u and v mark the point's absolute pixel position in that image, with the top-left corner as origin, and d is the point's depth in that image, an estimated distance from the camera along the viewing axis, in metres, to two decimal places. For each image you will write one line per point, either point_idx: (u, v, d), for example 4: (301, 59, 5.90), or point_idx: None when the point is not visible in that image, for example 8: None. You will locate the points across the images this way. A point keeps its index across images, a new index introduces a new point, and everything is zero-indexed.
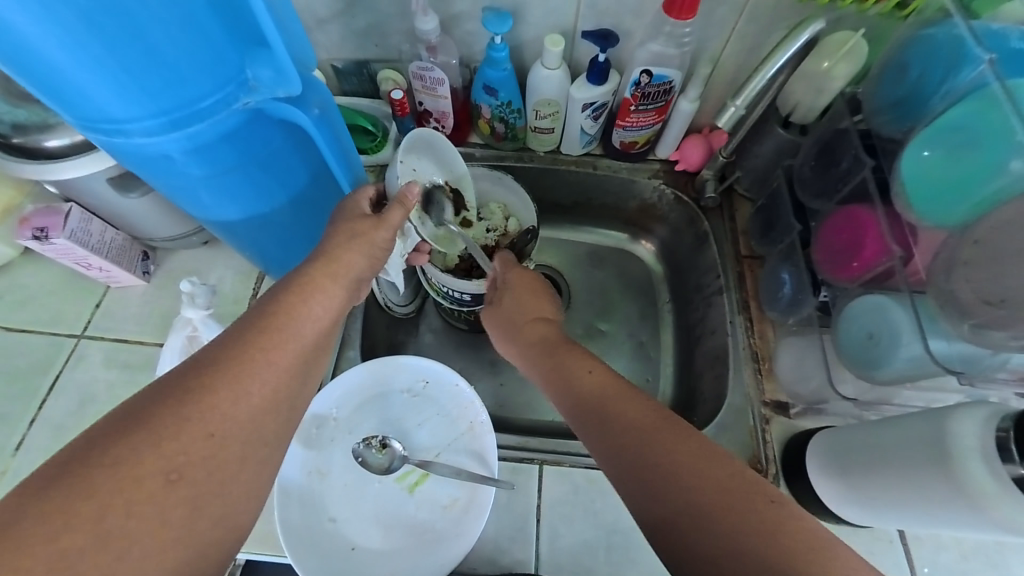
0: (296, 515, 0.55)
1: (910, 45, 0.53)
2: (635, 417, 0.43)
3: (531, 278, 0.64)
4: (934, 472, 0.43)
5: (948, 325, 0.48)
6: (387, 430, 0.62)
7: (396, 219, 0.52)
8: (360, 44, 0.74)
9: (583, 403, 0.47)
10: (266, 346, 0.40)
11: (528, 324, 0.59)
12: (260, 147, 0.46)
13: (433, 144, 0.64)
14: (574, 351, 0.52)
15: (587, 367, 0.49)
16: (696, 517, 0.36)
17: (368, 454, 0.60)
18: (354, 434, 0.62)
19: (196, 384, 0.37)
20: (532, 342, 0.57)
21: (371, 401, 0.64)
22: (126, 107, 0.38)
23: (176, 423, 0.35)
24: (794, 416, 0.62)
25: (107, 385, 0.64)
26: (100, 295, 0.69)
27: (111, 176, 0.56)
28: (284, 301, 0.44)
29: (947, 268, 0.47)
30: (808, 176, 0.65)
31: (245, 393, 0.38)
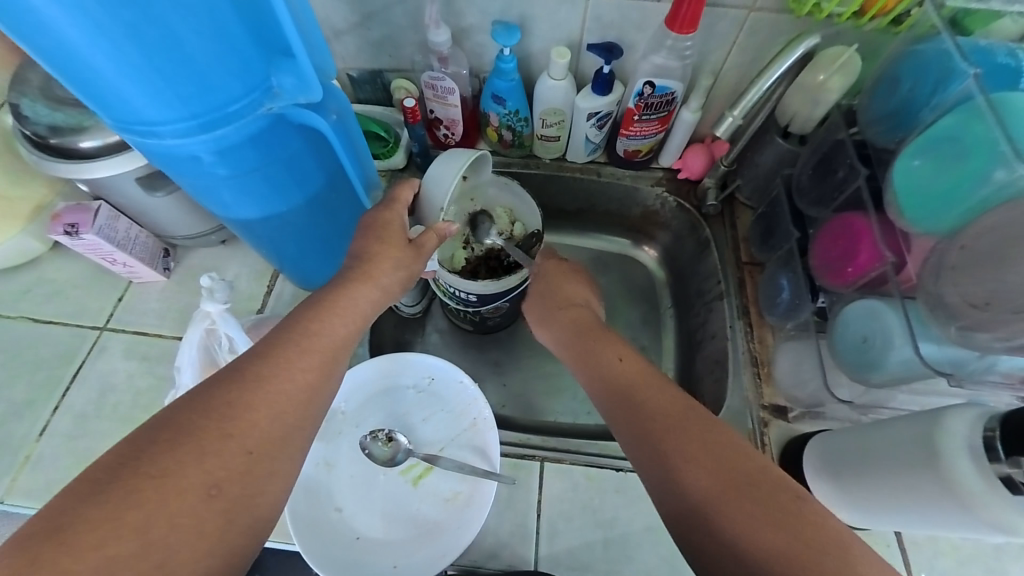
0: (304, 503, 0.57)
1: (902, 60, 0.55)
2: (653, 399, 0.46)
3: (567, 266, 0.68)
4: (925, 473, 0.44)
5: (937, 329, 0.50)
6: (394, 424, 0.64)
7: (430, 246, 0.55)
8: (374, 54, 0.78)
9: (613, 381, 0.49)
10: (301, 366, 0.42)
11: (564, 309, 0.63)
12: (281, 149, 0.49)
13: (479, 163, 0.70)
14: (607, 341, 0.55)
15: (618, 355, 0.52)
16: (696, 494, 0.39)
17: (376, 447, 0.62)
18: (361, 425, 0.64)
19: (230, 387, 0.39)
20: (566, 330, 0.61)
21: (379, 394, 0.66)
22: (160, 110, 0.41)
23: (211, 424, 0.37)
24: (793, 420, 0.63)
25: (128, 376, 0.67)
26: (123, 290, 0.72)
27: (139, 176, 0.60)
28: (313, 314, 0.46)
29: (936, 271, 0.49)
30: (806, 184, 0.66)
31: (271, 394, 0.40)
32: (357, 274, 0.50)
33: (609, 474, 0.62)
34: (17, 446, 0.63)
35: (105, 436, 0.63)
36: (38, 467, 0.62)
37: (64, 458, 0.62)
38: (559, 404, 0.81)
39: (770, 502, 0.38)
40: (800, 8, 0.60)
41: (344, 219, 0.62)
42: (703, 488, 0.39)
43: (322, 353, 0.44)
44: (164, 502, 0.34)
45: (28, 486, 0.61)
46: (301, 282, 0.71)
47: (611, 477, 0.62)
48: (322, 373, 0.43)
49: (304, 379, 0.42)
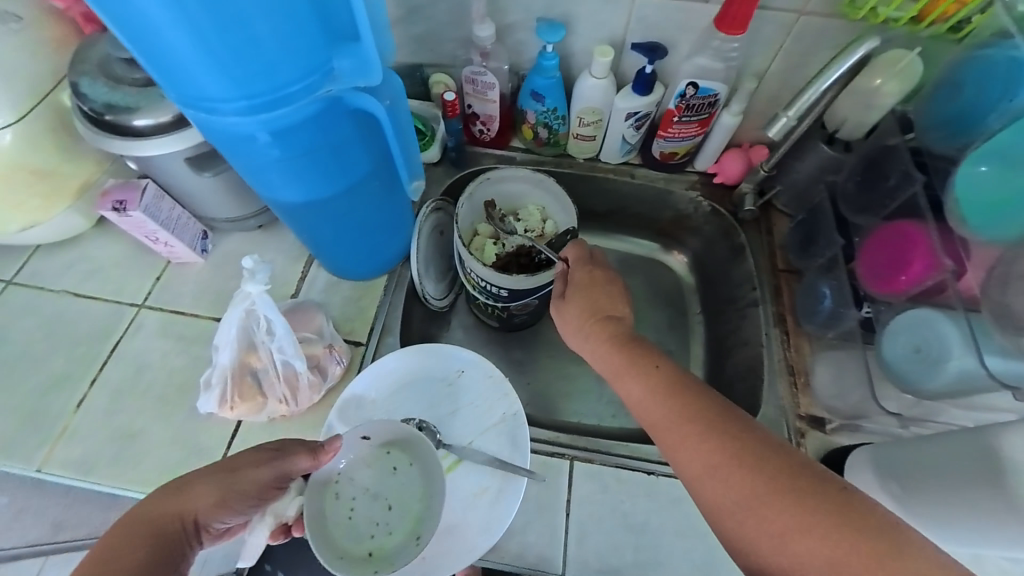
0: (315, 501, 0.54)
1: (965, 65, 0.55)
2: (702, 431, 0.40)
3: (600, 273, 0.56)
4: (978, 488, 0.43)
5: (1003, 339, 0.48)
6: (389, 499, 0.55)
7: (299, 464, 0.49)
8: (416, 49, 0.78)
9: (652, 412, 0.44)
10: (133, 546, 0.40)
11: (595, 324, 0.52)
12: (334, 132, 0.49)
13: (396, 431, 0.57)
14: (641, 349, 0.48)
15: (653, 360, 0.46)
16: (760, 529, 0.37)
17: (372, 512, 0.55)
18: (357, 486, 0.56)
19: (119, 531, 0.41)
20: (606, 342, 0.51)
21: (383, 458, 0.57)
22: (225, 89, 0.41)
23: (88, 565, 0.38)
24: (831, 432, 0.62)
25: (163, 354, 0.68)
26: (161, 270, 0.73)
27: (188, 156, 0.61)
28: (172, 491, 0.45)
29: (1004, 281, 0.48)
30: (852, 191, 0.65)
31: (160, 523, 0.42)
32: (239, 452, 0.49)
33: (640, 477, 0.61)
34: (55, 416, 0.64)
35: (141, 411, 0.64)
36: (75, 438, 0.63)
37: (101, 431, 0.63)
38: (582, 406, 0.81)
39: (838, 527, 0.34)
40: (854, 13, 0.59)
41: (382, 205, 0.63)
42: (767, 523, 0.36)
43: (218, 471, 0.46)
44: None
45: (65, 457, 0.62)
46: (333, 268, 0.71)
47: (641, 480, 0.61)
48: (216, 498, 0.45)
49: (205, 498, 0.45)
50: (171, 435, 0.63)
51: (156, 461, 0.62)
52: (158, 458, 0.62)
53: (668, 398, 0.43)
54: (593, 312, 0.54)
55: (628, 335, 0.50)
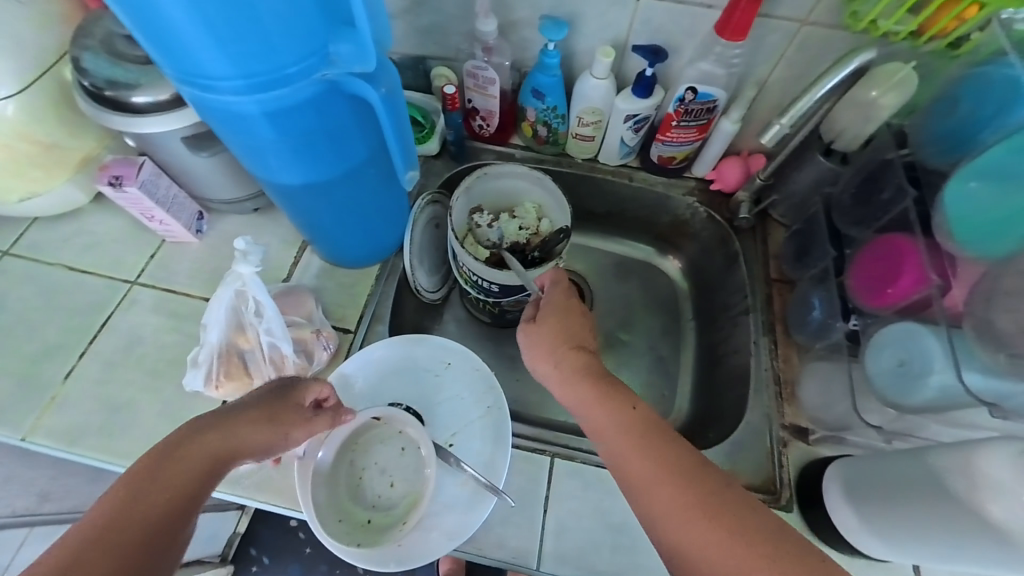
0: (331, 471, 0.57)
1: (962, 82, 0.54)
2: (646, 449, 0.43)
3: (577, 302, 0.56)
4: (954, 504, 0.43)
5: (984, 356, 0.48)
6: (395, 478, 0.58)
7: (322, 427, 0.53)
8: (421, 41, 0.79)
9: (606, 433, 0.46)
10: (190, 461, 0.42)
11: (571, 351, 0.52)
12: (330, 117, 0.50)
13: (394, 414, 0.59)
14: (612, 384, 0.48)
15: (630, 402, 0.47)
16: (685, 543, 0.38)
17: (378, 488, 0.58)
18: (367, 461, 0.59)
19: (172, 449, 0.42)
20: (581, 374, 0.50)
21: (394, 438, 0.60)
22: (222, 67, 0.41)
23: (149, 475, 0.39)
24: (814, 442, 0.62)
25: (155, 330, 0.68)
26: (157, 247, 0.74)
27: (187, 135, 0.62)
28: (229, 417, 0.46)
29: (988, 298, 0.47)
30: (847, 204, 0.65)
31: (212, 452, 0.43)
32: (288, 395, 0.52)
33: None
34: (44, 386, 0.65)
35: (129, 385, 0.65)
36: (63, 408, 0.63)
37: (89, 402, 0.64)
38: None
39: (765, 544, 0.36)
40: (855, 24, 0.59)
41: (378, 194, 0.63)
42: (691, 536, 0.38)
43: (260, 420, 0.48)
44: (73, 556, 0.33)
45: (52, 426, 0.62)
46: (327, 254, 0.72)
47: None
48: (266, 441, 0.48)
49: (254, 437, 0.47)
50: (158, 410, 0.64)
51: (142, 435, 0.62)
52: (144, 433, 0.62)
53: (627, 427, 0.45)
54: (565, 337, 0.53)
55: (597, 366, 0.51)
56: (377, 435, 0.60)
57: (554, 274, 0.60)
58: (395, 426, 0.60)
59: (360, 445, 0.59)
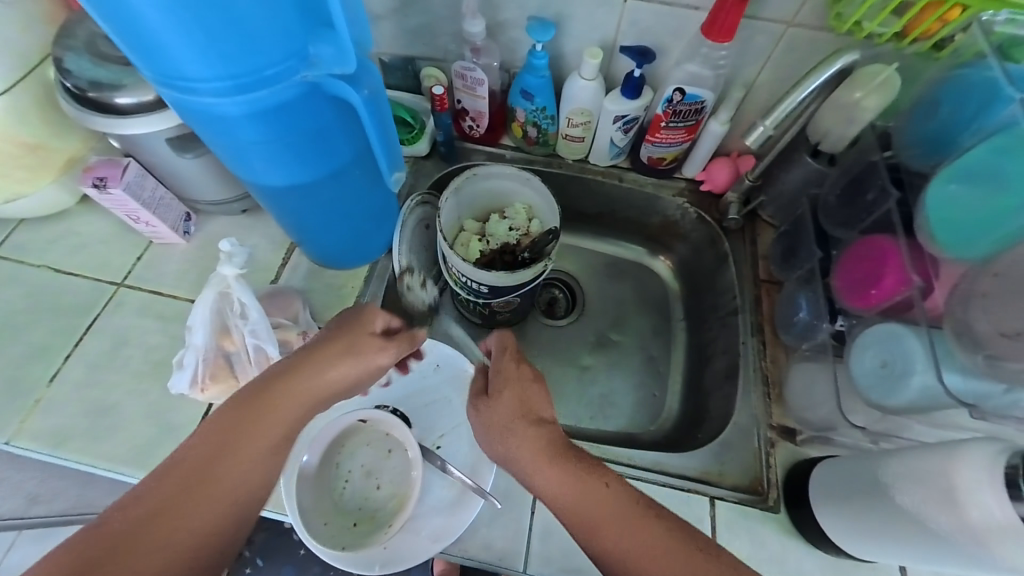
0: (317, 474, 0.57)
1: (942, 84, 0.54)
2: (643, 539, 0.41)
3: (528, 366, 0.55)
4: (936, 508, 0.43)
5: (964, 357, 0.48)
6: (381, 480, 0.58)
7: (400, 352, 0.55)
8: (409, 41, 0.79)
9: (585, 520, 0.43)
10: (276, 407, 0.47)
11: (533, 429, 0.49)
12: (311, 119, 0.49)
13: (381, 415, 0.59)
14: (579, 457, 0.47)
15: (602, 478, 0.45)
16: None
17: (364, 490, 0.58)
18: (354, 463, 0.59)
19: (266, 396, 0.47)
20: (547, 455, 0.47)
21: (380, 440, 0.60)
22: (199, 69, 0.41)
23: (246, 422, 0.45)
24: (801, 443, 0.63)
25: (141, 332, 0.68)
26: (144, 248, 0.73)
27: (171, 136, 0.61)
28: (311, 358, 0.50)
29: (964, 301, 0.48)
30: (833, 205, 0.65)
31: (299, 397, 0.48)
32: (361, 327, 0.54)
33: None
34: (29, 389, 0.64)
35: (115, 387, 0.65)
36: (48, 411, 0.63)
37: (75, 405, 0.64)
38: (559, 406, 0.81)
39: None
40: (840, 26, 0.59)
41: (363, 195, 0.63)
42: None
43: (307, 401, 0.48)
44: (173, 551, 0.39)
45: (37, 429, 0.62)
46: (314, 256, 0.72)
47: None
48: (346, 379, 0.51)
49: (337, 377, 0.50)
50: (144, 413, 0.63)
51: (128, 437, 0.62)
52: (130, 435, 0.62)
53: (609, 512, 0.43)
54: (521, 412, 0.51)
55: (560, 440, 0.49)
56: (363, 436, 0.60)
57: (500, 338, 0.57)
58: (382, 427, 0.60)
59: (347, 446, 0.59)
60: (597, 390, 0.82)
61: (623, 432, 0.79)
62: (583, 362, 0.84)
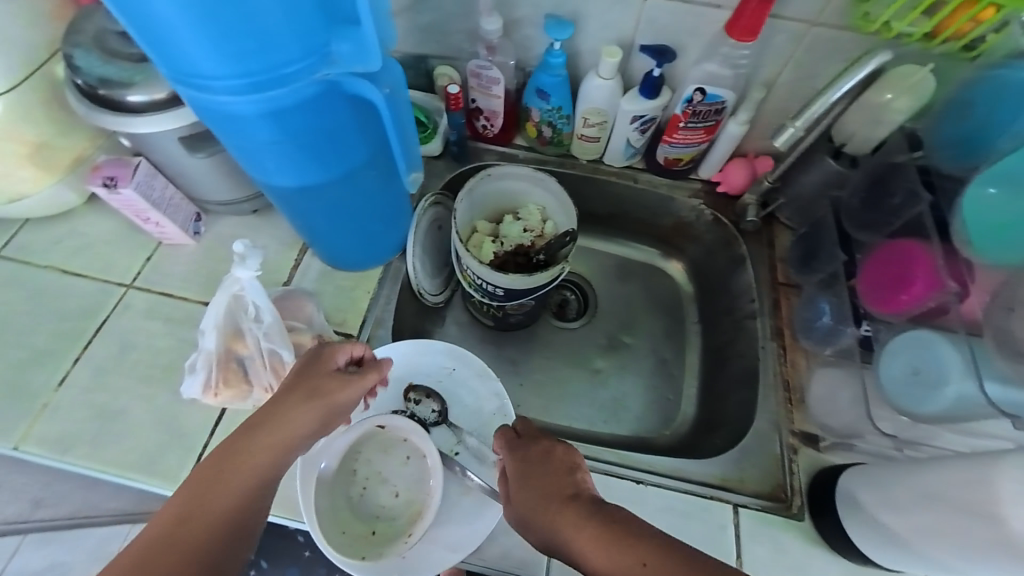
0: (335, 482, 0.56)
1: (978, 84, 0.55)
2: None
3: (539, 444, 0.51)
4: (977, 519, 0.42)
5: (1005, 366, 0.49)
6: (398, 487, 0.56)
7: (371, 382, 0.53)
8: (422, 39, 0.77)
9: None
10: (246, 454, 0.45)
11: (557, 517, 0.44)
12: (329, 118, 0.48)
13: (400, 421, 0.58)
14: (615, 531, 0.40)
15: (636, 555, 0.38)
16: None
17: (381, 497, 0.56)
18: (370, 469, 0.57)
19: (234, 446, 0.45)
20: (580, 541, 0.41)
21: (397, 446, 0.58)
22: (216, 66, 0.40)
23: (214, 475, 0.43)
24: (825, 449, 0.61)
25: (150, 335, 0.66)
26: (152, 250, 0.72)
27: (182, 135, 0.60)
28: (280, 400, 0.48)
29: (1005, 306, 0.49)
30: (856, 207, 0.64)
31: (270, 443, 0.46)
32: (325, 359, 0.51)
33: (627, 484, 0.60)
34: (35, 394, 0.63)
35: (123, 392, 0.63)
36: (55, 416, 0.62)
37: (82, 410, 0.62)
38: (572, 410, 0.79)
39: None
40: (867, 26, 0.58)
41: (378, 197, 0.61)
42: None
43: (276, 445, 0.46)
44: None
45: (43, 434, 0.61)
46: (325, 257, 0.70)
47: (628, 487, 0.60)
48: (320, 420, 0.49)
49: (307, 420, 0.48)
50: (153, 417, 0.62)
51: (137, 442, 0.61)
52: (139, 441, 0.61)
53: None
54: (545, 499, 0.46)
55: (597, 516, 0.42)
56: (380, 442, 0.58)
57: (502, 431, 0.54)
58: (399, 433, 0.58)
59: (363, 453, 0.58)
60: (610, 394, 0.81)
61: (637, 437, 0.78)
62: (596, 365, 0.83)
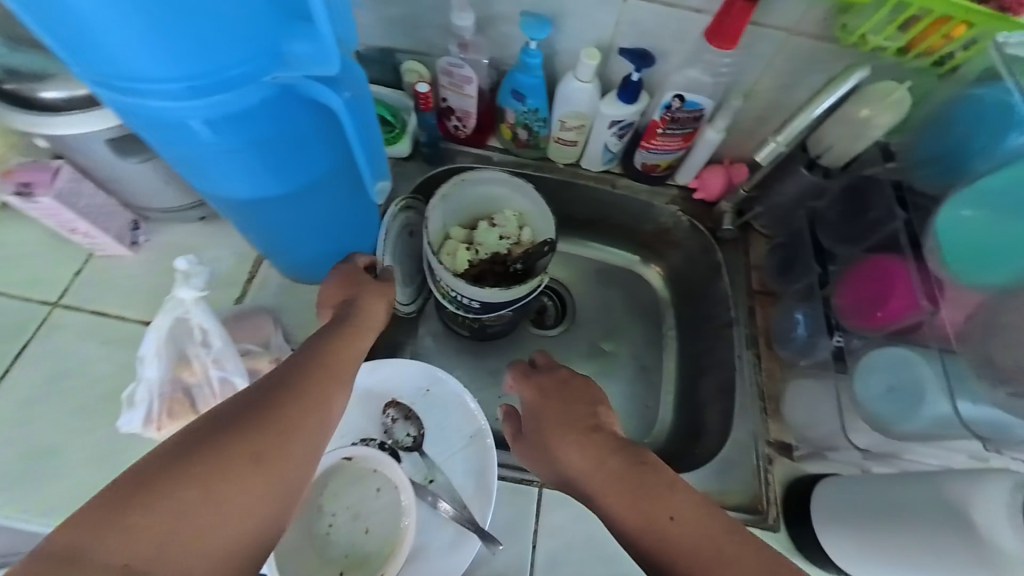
0: (299, 520, 0.52)
1: (957, 102, 0.55)
2: (691, 536, 0.40)
3: (569, 378, 0.57)
4: (953, 537, 0.42)
5: (983, 388, 0.48)
6: (369, 522, 0.53)
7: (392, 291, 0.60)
8: (389, 32, 0.72)
9: (636, 518, 0.42)
10: (340, 346, 0.50)
11: (572, 431, 0.51)
12: (285, 125, 0.43)
13: (371, 450, 0.54)
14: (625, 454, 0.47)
15: (664, 510, 0.41)
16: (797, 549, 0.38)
17: (351, 534, 0.52)
18: (338, 505, 0.53)
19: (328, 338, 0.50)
20: (596, 476, 0.47)
21: (368, 477, 0.54)
22: (147, 68, 0.34)
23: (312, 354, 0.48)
24: (799, 458, 0.62)
25: (82, 360, 0.59)
26: (82, 262, 0.64)
27: (112, 137, 0.52)
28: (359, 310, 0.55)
29: (986, 329, 0.48)
30: (834, 220, 0.66)
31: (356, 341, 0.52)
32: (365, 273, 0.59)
33: None
34: None
35: (52, 425, 0.56)
36: None
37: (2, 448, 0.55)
38: None
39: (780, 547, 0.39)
40: (845, 38, 0.58)
41: (344, 206, 0.56)
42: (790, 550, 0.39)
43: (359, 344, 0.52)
44: (173, 527, 0.33)
45: None
46: (285, 270, 0.64)
47: None
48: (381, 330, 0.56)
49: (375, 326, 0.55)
50: (89, 454, 0.55)
51: (71, 483, 0.54)
52: (73, 481, 0.54)
53: (653, 510, 0.42)
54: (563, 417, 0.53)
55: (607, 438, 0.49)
56: (350, 473, 0.54)
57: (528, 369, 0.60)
58: (370, 462, 0.55)
59: (330, 486, 0.54)
60: None
61: None
62: None
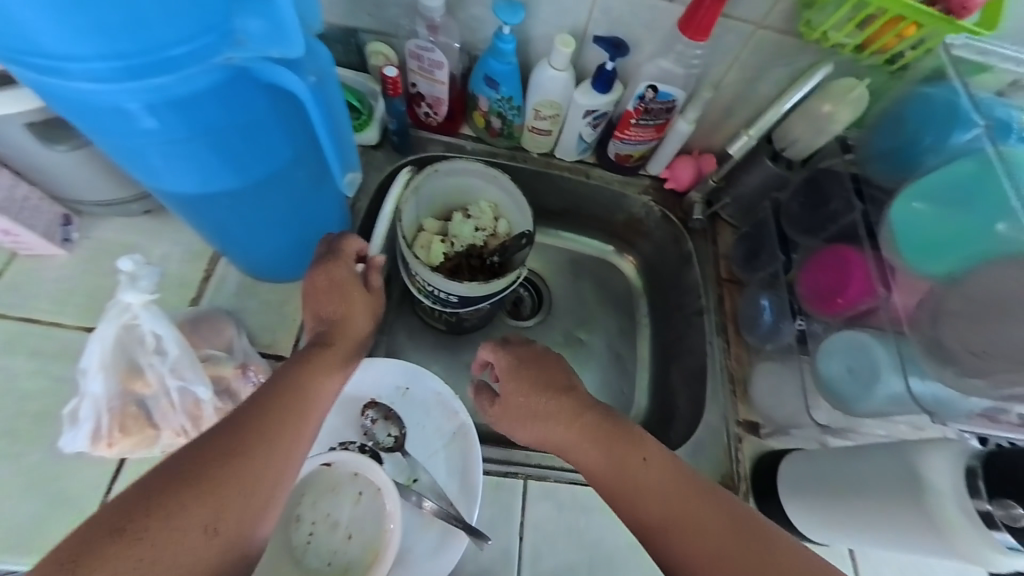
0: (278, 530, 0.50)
1: (908, 101, 0.58)
2: (669, 487, 0.44)
3: (544, 346, 0.56)
4: (903, 506, 0.47)
5: (931, 368, 0.51)
6: (351, 529, 0.51)
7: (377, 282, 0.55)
8: (351, 9, 0.67)
9: (622, 473, 0.45)
10: (320, 354, 0.49)
11: (555, 397, 0.50)
12: (240, 112, 0.39)
13: (349, 456, 0.52)
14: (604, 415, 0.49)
15: (640, 453, 0.46)
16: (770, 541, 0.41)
17: (332, 541, 0.51)
18: (318, 512, 0.51)
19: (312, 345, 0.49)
20: (580, 435, 0.48)
21: (348, 483, 0.52)
22: (68, 44, 0.30)
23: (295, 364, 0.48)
24: (764, 437, 0.66)
25: (10, 374, 0.53)
26: (4, 263, 0.57)
27: (32, 121, 0.47)
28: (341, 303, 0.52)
29: (933, 317, 0.50)
30: (796, 212, 0.68)
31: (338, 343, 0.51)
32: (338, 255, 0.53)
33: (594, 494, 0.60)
34: None
35: None
36: None
37: None
38: None
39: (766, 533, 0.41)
40: (809, 33, 0.60)
41: (309, 200, 0.53)
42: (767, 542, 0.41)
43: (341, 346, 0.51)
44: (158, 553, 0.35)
45: None
46: (244, 268, 0.60)
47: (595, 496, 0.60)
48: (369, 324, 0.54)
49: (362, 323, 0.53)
50: (26, 478, 0.50)
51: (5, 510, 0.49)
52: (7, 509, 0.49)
53: (632, 462, 0.46)
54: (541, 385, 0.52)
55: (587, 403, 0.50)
56: (328, 478, 0.52)
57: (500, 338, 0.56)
58: (349, 467, 0.52)
59: (309, 493, 0.52)
60: None
61: None
62: None
